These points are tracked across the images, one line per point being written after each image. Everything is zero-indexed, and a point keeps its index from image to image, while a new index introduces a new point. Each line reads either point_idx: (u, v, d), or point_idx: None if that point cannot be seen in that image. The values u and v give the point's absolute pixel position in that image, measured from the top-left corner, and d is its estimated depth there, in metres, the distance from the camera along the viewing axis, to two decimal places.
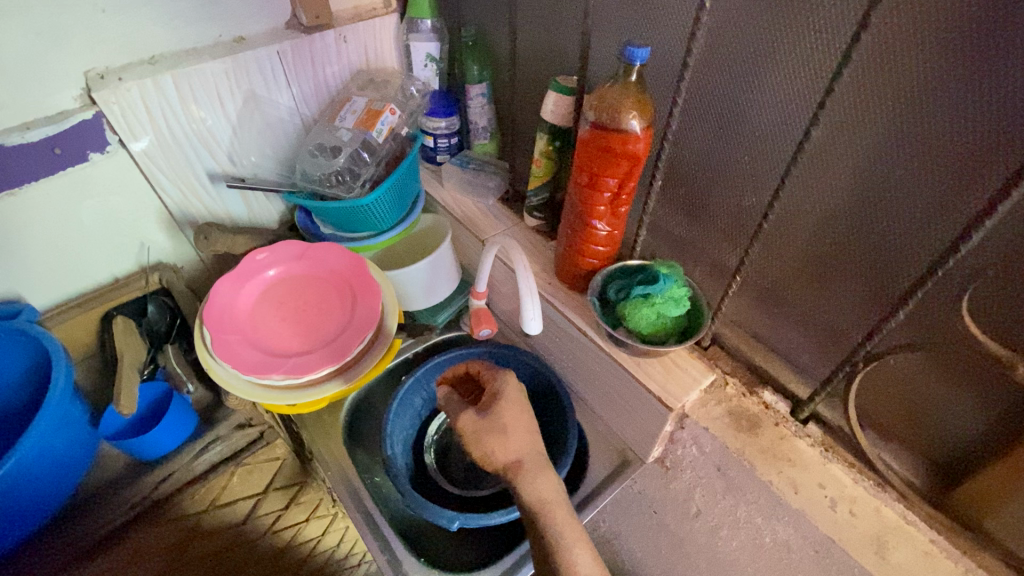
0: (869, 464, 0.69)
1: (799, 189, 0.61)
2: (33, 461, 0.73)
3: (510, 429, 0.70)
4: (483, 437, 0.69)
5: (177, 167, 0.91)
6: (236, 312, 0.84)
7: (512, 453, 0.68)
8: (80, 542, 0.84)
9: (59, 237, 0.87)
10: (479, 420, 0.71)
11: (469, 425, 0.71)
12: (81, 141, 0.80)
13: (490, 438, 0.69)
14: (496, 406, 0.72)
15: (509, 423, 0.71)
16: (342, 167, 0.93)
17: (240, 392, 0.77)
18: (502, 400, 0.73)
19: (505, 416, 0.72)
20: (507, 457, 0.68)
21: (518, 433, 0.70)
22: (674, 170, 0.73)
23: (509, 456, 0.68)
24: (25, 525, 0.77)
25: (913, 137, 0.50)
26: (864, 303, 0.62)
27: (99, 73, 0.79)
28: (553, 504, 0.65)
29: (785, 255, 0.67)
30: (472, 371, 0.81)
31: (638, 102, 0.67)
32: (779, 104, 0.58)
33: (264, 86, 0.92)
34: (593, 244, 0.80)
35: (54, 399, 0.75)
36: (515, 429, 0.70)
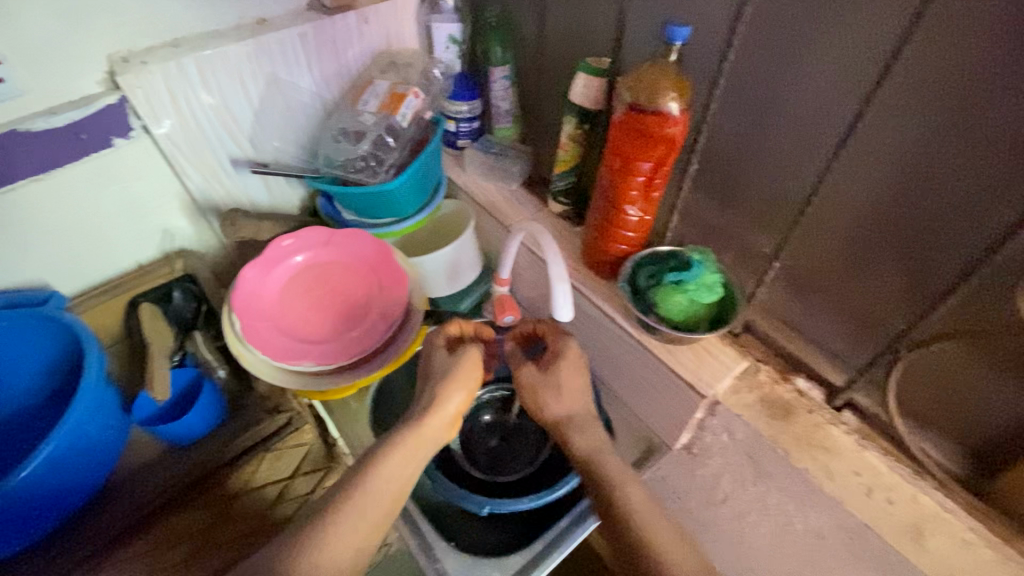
0: (906, 452, 0.68)
1: (844, 173, 0.59)
2: (68, 447, 0.74)
3: (565, 388, 0.73)
4: (538, 389, 0.74)
5: (200, 152, 0.90)
6: (264, 299, 0.83)
7: (563, 408, 0.73)
8: (121, 521, 0.87)
9: (84, 224, 0.87)
10: (536, 374, 0.75)
11: (527, 377, 0.75)
12: (106, 127, 0.80)
13: (545, 392, 0.74)
14: (557, 363, 0.74)
15: (567, 381, 0.74)
16: (366, 153, 0.92)
17: (271, 379, 0.78)
18: (563, 359, 0.74)
19: (562, 372, 0.74)
20: (558, 411, 0.73)
21: (573, 391, 0.73)
22: (710, 154, 0.72)
23: (558, 411, 0.73)
24: (66, 506, 0.79)
25: (972, 121, 0.48)
26: (907, 292, 0.60)
27: (122, 57, 0.78)
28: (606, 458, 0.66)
29: (826, 242, 0.65)
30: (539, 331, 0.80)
31: (677, 84, 0.65)
32: (829, 85, 0.56)
33: (286, 69, 0.90)
34: (623, 230, 0.79)
35: (88, 387, 0.76)
36: (569, 386, 0.74)
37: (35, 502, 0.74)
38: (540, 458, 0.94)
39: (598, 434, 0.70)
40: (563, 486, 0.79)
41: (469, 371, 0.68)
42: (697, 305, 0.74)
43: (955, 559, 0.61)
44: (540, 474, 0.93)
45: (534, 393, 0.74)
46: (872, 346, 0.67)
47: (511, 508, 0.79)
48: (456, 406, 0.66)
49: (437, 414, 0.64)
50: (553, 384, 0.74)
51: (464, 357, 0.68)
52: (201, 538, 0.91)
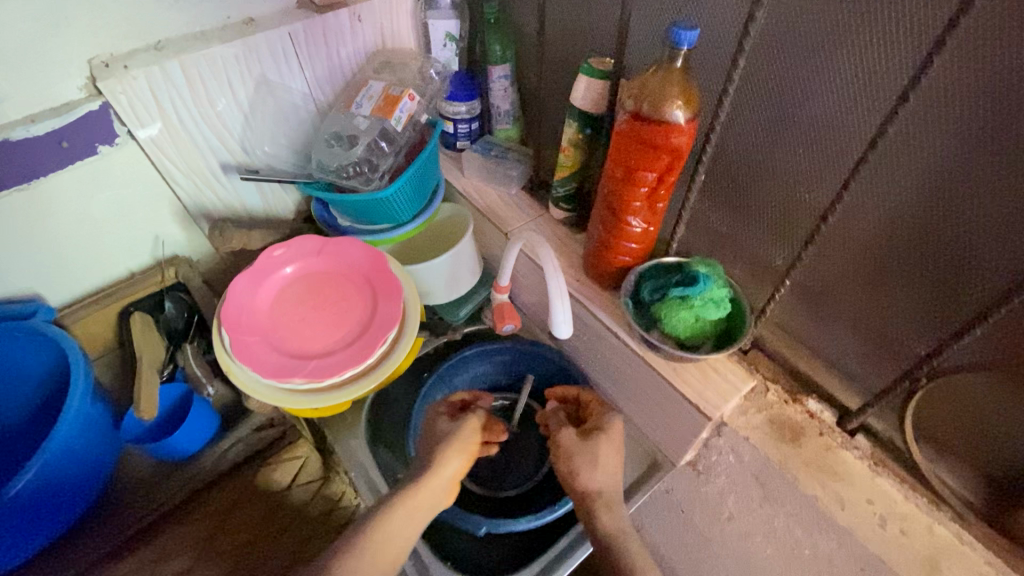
0: (922, 480, 0.64)
1: (866, 188, 0.55)
2: (55, 466, 0.72)
3: (601, 459, 0.70)
4: (573, 455, 0.71)
5: (189, 158, 0.87)
6: (255, 312, 0.81)
7: (596, 482, 0.69)
8: (113, 537, 0.86)
9: (72, 233, 0.85)
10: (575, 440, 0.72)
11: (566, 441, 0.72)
12: (90, 133, 0.77)
13: (580, 460, 0.70)
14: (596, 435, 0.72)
15: (603, 453, 0.70)
16: (359, 158, 0.88)
17: (262, 396, 0.75)
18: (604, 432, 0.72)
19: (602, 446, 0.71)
20: (592, 483, 0.69)
21: (608, 465, 0.70)
22: (720, 163, 0.67)
23: (590, 484, 0.69)
24: (54, 525, 0.77)
25: (1010, 138, 0.44)
26: (931, 315, 0.56)
27: (104, 60, 0.75)
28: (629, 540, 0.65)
29: (844, 259, 0.61)
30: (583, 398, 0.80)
31: (684, 91, 0.61)
32: (851, 93, 0.51)
33: (276, 71, 0.86)
34: (627, 242, 0.75)
35: (74, 404, 0.74)
36: (607, 460, 0.70)
37: (20, 523, 0.72)
38: (540, 473, 0.92)
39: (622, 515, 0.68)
40: (563, 505, 0.77)
41: (466, 439, 0.71)
42: (702, 322, 0.70)
43: None
44: (539, 491, 0.91)
45: (566, 460, 0.71)
46: (890, 369, 0.63)
47: (508, 528, 0.77)
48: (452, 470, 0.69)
49: (435, 480, 0.67)
50: (588, 453, 0.70)
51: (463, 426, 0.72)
52: (199, 548, 0.89)
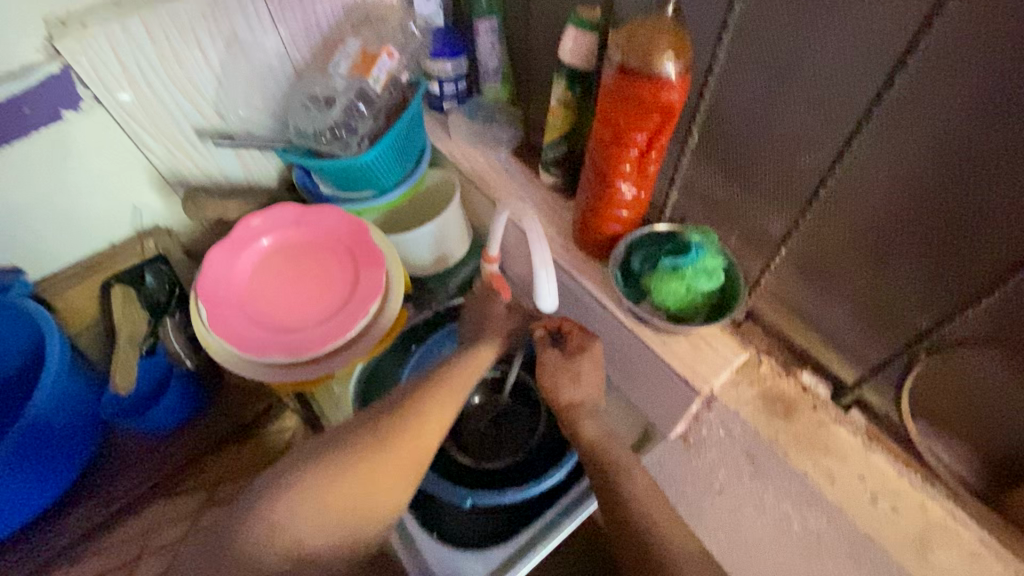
0: (918, 456, 0.62)
1: (868, 150, 0.50)
2: (35, 439, 0.73)
3: (582, 377, 0.70)
4: (557, 373, 0.70)
5: (160, 123, 0.83)
6: (233, 284, 0.79)
7: (577, 393, 0.70)
8: (103, 509, 0.88)
9: (46, 205, 0.82)
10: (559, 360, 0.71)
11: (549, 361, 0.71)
12: (51, 97, 0.73)
13: (563, 377, 0.70)
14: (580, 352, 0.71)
15: (586, 371, 0.71)
16: (337, 121, 0.84)
17: (243, 371, 0.75)
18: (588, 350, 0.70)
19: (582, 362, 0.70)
20: (573, 396, 0.70)
21: (590, 374, 0.70)
22: (719, 123, 0.62)
23: (572, 395, 0.70)
24: (44, 497, 0.79)
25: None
26: (934, 286, 0.52)
27: (59, 18, 0.70)
28: (613, 447, 0.64)
29: (843, 226, 0.56)
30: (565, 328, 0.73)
31: (676, 42, 0.56)
32: (857, 41, 0.46)
33: (247, 28, 0.80)
34: (617, 209, 0.71)
35: (48, 379, 0.73)
36: (589, 377, 0.70)
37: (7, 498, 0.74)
38: (529, 444, 0.91)
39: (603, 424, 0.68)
40: (548, 479, 0.78)
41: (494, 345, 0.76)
42: (694, 291, 0.66)
43: (961, 575, 0.56)
44: (531, 464, 0.89)
45: (551, 376, 0.70)
46: (891, 344, 0.59)
47: (493, 500, 0.76)
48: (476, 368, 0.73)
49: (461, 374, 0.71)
50: (572, 370, 0.70)
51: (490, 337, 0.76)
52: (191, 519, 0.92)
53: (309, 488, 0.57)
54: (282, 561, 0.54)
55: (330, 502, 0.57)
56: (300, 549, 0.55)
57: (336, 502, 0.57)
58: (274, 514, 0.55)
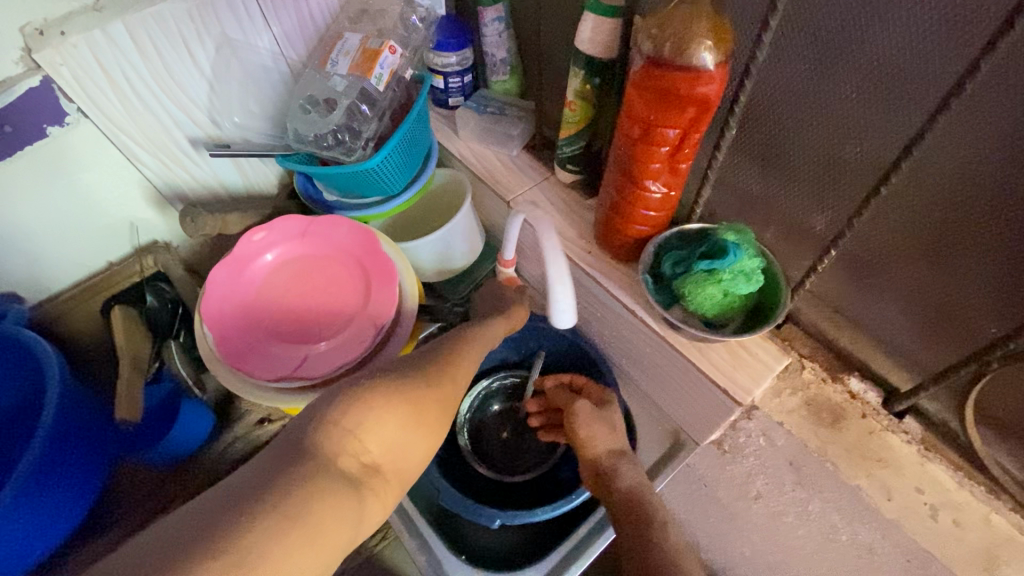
0: (979, 466, 0.58)
1: (941, 144, 0.45)
2: (49, 469, 0.69)
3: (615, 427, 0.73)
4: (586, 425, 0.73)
5: (152, 134, 0.77)
6: (239, 305, 0.75)
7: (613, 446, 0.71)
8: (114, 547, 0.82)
9: (36, 227, 0.77)
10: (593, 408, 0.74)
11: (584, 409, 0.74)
12: (33, 114, 0.67)
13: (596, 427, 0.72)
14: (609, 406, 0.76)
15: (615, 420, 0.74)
16: (339, 124, 0.78)
17: (254, 396, 0.70)
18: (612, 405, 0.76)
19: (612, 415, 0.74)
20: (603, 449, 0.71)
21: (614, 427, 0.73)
22: (756, 116, 0.57)
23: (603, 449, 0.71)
24: (50, 539, 0.72)
25: None
26: (1009, 292, 0.48)
27: (38, 27, 0.63)
28: None
29: (903, 226, 0.52)
30: (576, 382, 0.82)
31: (714, 27, 0.50)
32: (933, 24, 0.40)
33: (238, 27, 0.75)
34: (644, 210, 0.66)
35: (59, 407, 0.70)
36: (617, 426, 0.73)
37: (11, 541, 0.67)
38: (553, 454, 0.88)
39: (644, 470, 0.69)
40: (580, 494, 0.73)
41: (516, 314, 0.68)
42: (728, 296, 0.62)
43: None
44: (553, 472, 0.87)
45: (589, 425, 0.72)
46: (951, 349, 0.55)
47: (525, 519, 0.73)
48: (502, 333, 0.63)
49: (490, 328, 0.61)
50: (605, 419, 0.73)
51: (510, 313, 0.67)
52: None
53: (376, 400, 0.42)
54: (349, 466, 0.39)
55: (400, 439, 0.42)
56: (368, 459, 0.40)
57: (403, 431, 0.43)
58: (340, 426, 0.40)
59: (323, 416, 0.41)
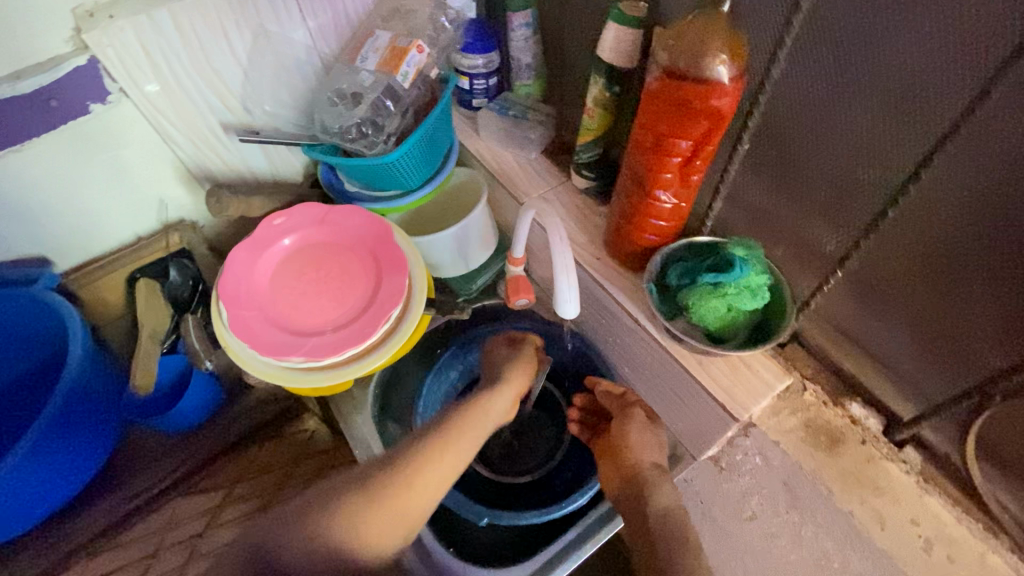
0: (978, 503, 0.57)
1: (949, 169, 0.45)
2: (62, 426, 0.74)
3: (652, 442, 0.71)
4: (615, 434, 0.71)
5: (187, 117, 0.81)
6: (255, 286, 0.77)
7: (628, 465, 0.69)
8: (121, 507, 0.87)
9: (72, 198, 0.81)
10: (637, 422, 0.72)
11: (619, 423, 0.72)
12: (78, 91, 0.71)
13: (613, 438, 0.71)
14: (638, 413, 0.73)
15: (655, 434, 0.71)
16: (363, 117, 0.81)
17: (261, 373, 0.72)
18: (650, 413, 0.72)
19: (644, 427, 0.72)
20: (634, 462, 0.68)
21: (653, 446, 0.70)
22: (768, 133, 0.57)
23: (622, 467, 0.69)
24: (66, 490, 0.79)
25: None
26: (1017, 324, 0.47)
27: (88, 10, 0.67)
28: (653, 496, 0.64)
29: (908, 252, 0.51)
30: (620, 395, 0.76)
31: (729, 43, 0.51)
32: (945, 50, 0.41)
33: (275, 19, 0.78)
34: (654, 219, 0.66)
35: (74, 369, 0.75)
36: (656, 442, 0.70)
37: (27, 493, 0.74)
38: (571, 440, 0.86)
39: (670, 490, 0.66)
40: (570, 503, 0.72)
41: (529, 358, 0.75)
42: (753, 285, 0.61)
43: None
44: (552, 476, 0.87)
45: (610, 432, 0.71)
46: (953, 380, 0.54)
47: (512, 521, 0.73)
48: (519, 385, 0.72)
49: (496, 399, 0.68)
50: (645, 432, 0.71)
51: (523, 350, 0.76)
52: (211, 514, 0.86)
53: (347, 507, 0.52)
54: (313, 562, 0.47)
55: (370, 520, 0.52)
56: None
57: (381, 534, 0.52)
58: (312, 534, 0.49)
59: (302, 519, 0.51)
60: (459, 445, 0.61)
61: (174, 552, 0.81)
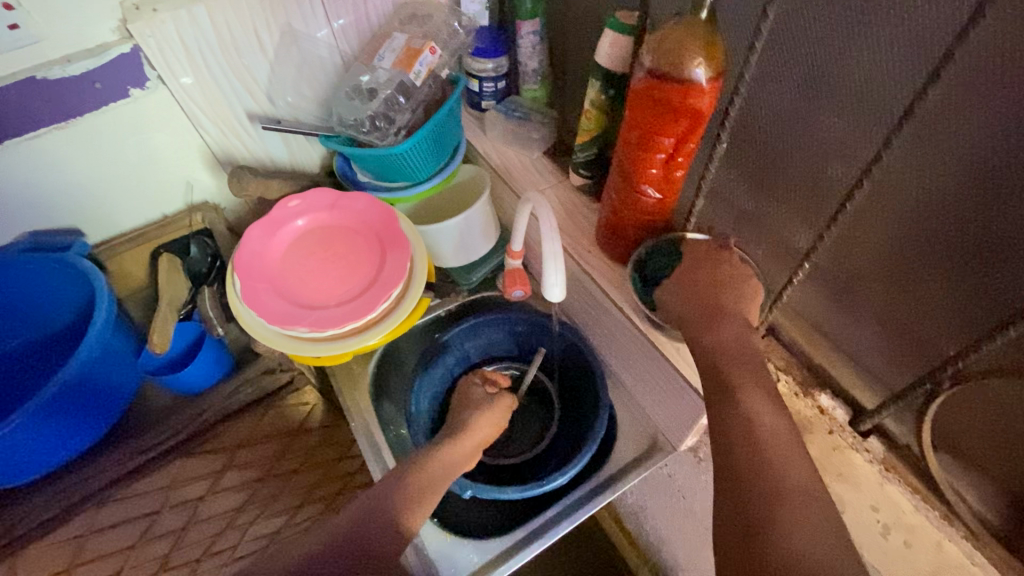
0: (936, 492, 0.59)
1: (898, 165, 0.50)
2: (79, 380, 0.82)
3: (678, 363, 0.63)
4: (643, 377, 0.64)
5: (216, 106, 0.87)
6: (268, 260, 0.83)
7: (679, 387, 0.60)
8: (120, 465, 0.91)
9: (105, 176, 0.88)
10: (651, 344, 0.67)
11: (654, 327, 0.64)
12: (119, 76, 0.78)
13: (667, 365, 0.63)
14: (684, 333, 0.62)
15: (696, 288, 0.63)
16: (377, 111, 0.87)
17: (268, 341, 0.77)
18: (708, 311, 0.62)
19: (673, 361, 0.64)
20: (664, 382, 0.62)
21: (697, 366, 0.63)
22: (745, 131, 0.63)
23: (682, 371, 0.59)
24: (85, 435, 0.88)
25: None
26: (964, 310, 0.51)
27: (133, 3, 0.74)
28: None
29: (869, 243, 0.56)
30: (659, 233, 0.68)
31: (707, 47, 0.55)
32: (891, 54, 0.46)
33: (301, 19, 0.84)
34: (641, 213, 0.71)
35: (95, 331, 0.83)
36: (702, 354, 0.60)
37: (44, 437, 0.82)
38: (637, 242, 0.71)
39: None
40: (551, 482, 0.75)
41: (498, 411, 0.79)
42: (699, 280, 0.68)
43: None
44: (538, 460, 0.90)
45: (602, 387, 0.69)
46: (911, 367, 0.58)
47: (495, 496, 0.76)
48: (481, 436, 0.76)
49: (470, 433, 0.75)
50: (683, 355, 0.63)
51: (495, 401, 0.80)
52: (212, 478, 0.92)
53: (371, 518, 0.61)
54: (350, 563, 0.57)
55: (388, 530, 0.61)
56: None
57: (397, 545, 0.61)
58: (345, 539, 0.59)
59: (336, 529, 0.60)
60: (444, 472, 0.70)
61: (175, 513, 0.89)
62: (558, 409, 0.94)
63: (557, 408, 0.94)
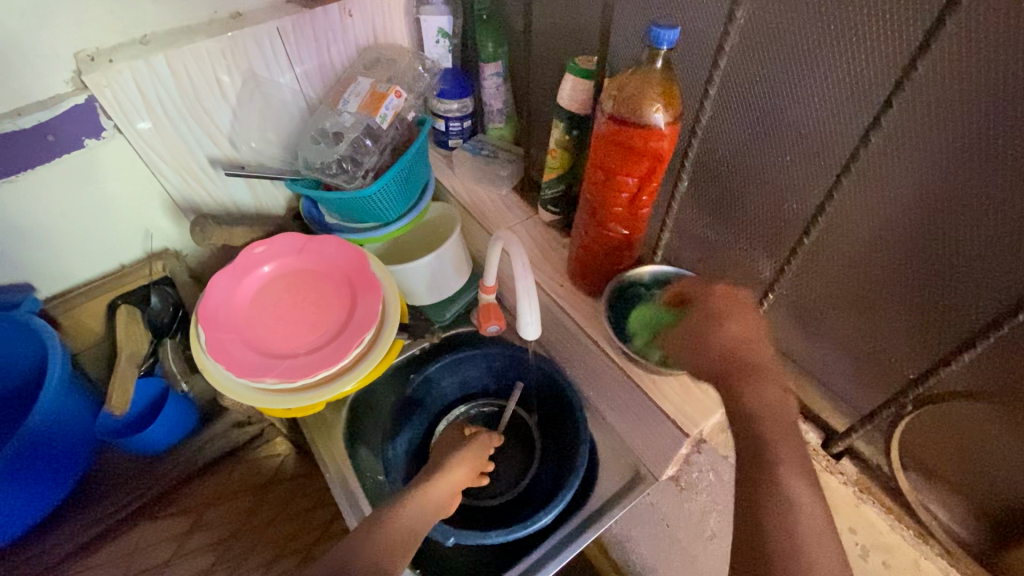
0: (909, 510, 0.61)
1: (851, 201, 0.53)
2: (29, 450, 0.77)
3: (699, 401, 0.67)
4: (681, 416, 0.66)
5: (177, 153, 0.86)
6: (233, 309, 0.81)
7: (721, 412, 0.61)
8: (83, 533, 0.89)
9: (58, 229, 0.85)
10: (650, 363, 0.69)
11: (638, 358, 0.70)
12: (74, 128, 0.76)
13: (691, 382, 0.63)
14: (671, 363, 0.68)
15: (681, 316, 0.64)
16: (344, 154, 0.87)
17: (235, 395, 0.74)
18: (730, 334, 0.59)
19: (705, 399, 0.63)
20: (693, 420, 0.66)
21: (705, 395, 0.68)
22: (706, 168, 0.65)
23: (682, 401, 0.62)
24: (44, 504, 0.84)
25: (990, 150, 0.41)
26: (921, 335, 0.53)
27: (89, 54, 0.73)
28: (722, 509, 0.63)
29: (829, 273, 0.58)
30: (632, 238, 0.71)
31: (664, 92, 0.58)
32: (839, 97, 0.49)
33: (264, 65, 0.83)
34: (610, 248, 0.72)
35: (48, 394, 0.78)
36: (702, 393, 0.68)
37: None
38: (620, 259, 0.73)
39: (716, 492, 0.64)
40: (535, 522, 0.74)
41: (477, 449, 0.78)
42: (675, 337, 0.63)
43: None
44: (522, 502, 0.89)
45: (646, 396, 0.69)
46: (878, 390, 0.60)
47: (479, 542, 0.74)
48: (461, 474, 0.74)
49: (448, 470, 0.73)
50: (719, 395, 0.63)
51: (473, 440, 0.79)
52: (178, 540, 0.91)
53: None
54: None
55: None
56: None
57: None
58: None
59: None
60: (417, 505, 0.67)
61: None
62: (539, 445, 0.92)
63: (538, 444, 0.92)
